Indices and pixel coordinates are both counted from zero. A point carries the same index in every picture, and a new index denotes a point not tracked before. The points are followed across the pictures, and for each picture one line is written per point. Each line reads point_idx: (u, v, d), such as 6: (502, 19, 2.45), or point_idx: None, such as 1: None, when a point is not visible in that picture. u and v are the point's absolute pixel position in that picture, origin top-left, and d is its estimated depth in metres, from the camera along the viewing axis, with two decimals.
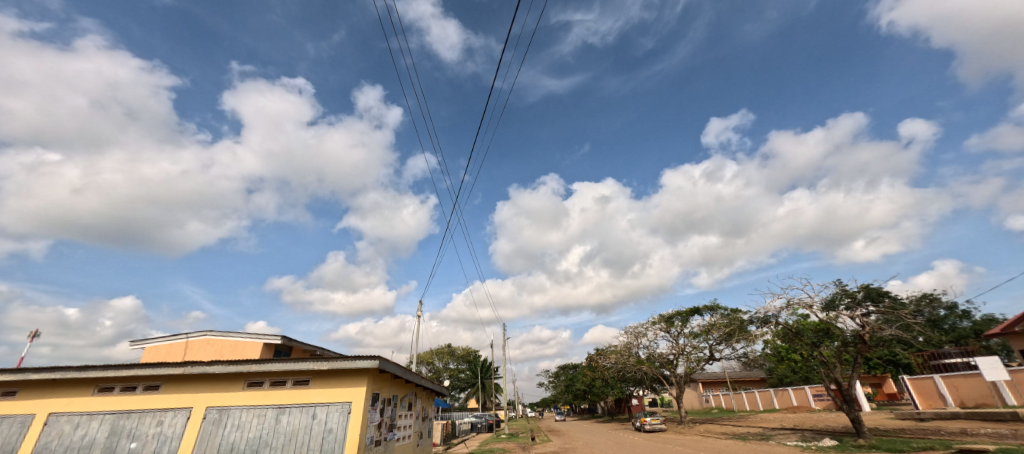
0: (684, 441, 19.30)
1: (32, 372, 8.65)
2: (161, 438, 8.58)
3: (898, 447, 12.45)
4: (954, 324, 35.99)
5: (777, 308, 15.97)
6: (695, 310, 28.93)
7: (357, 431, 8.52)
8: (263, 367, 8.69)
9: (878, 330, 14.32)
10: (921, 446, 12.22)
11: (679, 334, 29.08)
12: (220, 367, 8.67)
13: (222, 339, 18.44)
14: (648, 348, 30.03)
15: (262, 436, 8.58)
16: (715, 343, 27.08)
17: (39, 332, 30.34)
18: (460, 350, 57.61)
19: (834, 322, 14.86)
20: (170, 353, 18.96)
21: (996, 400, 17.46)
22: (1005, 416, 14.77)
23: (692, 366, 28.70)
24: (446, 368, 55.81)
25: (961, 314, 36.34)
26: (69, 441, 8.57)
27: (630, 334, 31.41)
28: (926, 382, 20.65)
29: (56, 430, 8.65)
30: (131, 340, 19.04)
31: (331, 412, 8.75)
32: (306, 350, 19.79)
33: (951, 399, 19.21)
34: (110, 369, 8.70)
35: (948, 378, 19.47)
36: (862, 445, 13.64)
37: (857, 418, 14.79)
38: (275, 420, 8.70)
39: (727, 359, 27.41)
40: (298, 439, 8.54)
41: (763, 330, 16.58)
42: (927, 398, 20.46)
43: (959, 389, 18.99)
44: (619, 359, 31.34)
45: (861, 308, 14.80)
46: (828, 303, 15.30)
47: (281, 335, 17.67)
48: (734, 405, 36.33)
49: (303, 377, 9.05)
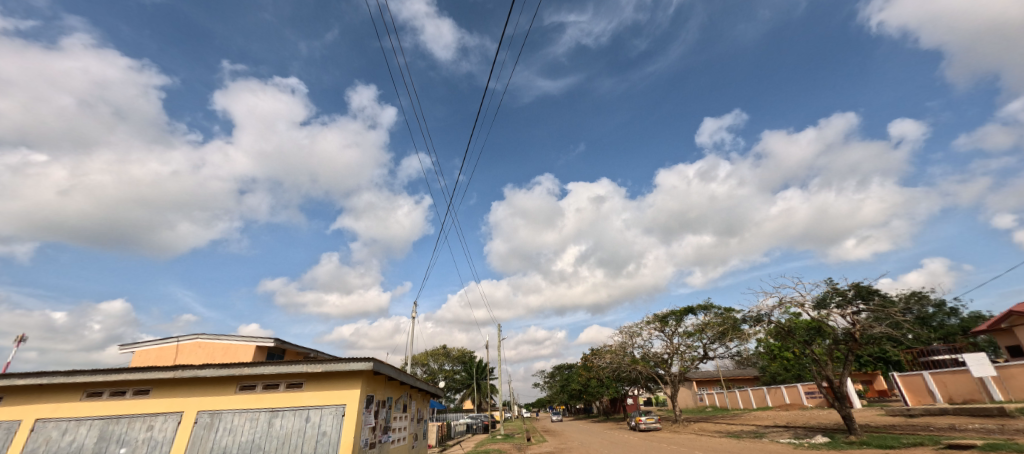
0: (679, 440, 19.36)
1: (18, 377, 8.47)
2: (152, 442, 8.46)
3: (889, 444, 12.60)
4: (942, 321, 36.62)
5: (769, 307, 16.13)
6: (688, 309, 29.09)
7: (351, 434, 8.48)
8: (256, 370, 8.60)
9: (868, 328, 14.48)
10: (911, 442, 12.38)
11: (673, 333, 29.24)
12: (211, 371, 8.56)
13: (214, 342, 18.25)
14: (642, 347, 30.09)
15: (255, 440, 8.49)
16: (709, 342, 27.24)
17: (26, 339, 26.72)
18: (455, 351, 57.48)
19: (825, 320, 14.95)
20: (160, 357, 18.71)
21: (983, 396, 17.73)
22: (992, 411, 15.01)
23: (686, 365, 28.86)
24: (441, 370, 55.65)
25: (949, 311, 37.01)
26: (57, 447, 8.42)
27: (625, 334, 31.47)
28: (916, 379, 20.95)
29: (43, 436, 8.49)
30: (120, 344, 18.79)
31: (325, 414, 8.69)
32: (300, 352, 19.64)
33: (940, 395, 19.52)
34: (98, 374, 8.56)
35: (937, 374, 19.76)
36: (853, 442, 13.80)
37: (848, 415, 14.91)
38: (268, 423, 8.62)
39: (721, 358, 27.57)
40: (291, 442, 8.46)
41: (756, 329, 16.73)
42: (916, 394, 20.78)
43: (947, 385, 19.28)
44: (614, 359, 31.45)
45: (851, 306, 14.95)
46: (819, 301, 15.46)
47: (274, 338, 17.53)
48: (728, 403, 36.74)
49: (297, 379, 8.98)
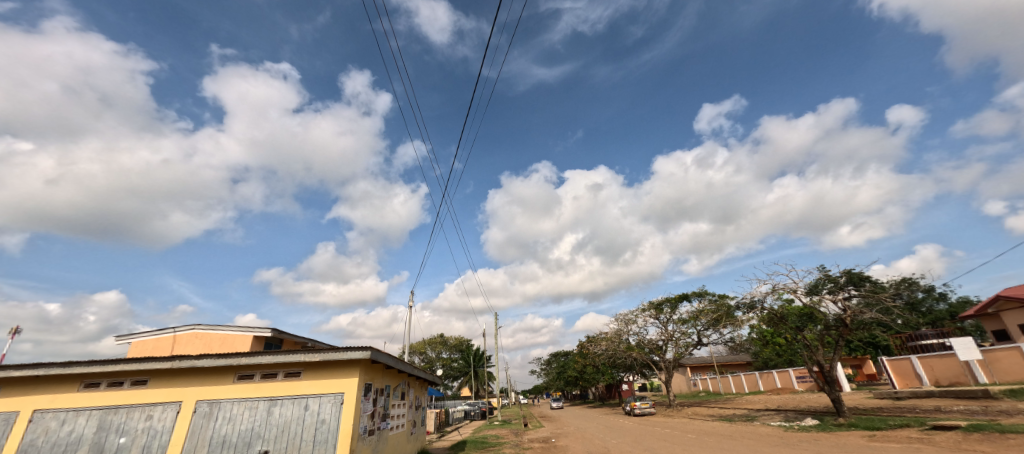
0: (672, 424, 19.81)
1: (14, 369, 8.45)
2: (151, 432, 8.52)
3: (877, 425, 12.95)
4: (931, 307, 37.42)
5: (762, 294, 16.32)
6: (683, 296, 29.40)
7: (350, 421, 8.57)
8: (254, 360, 8.62)
9: (859, 313, 14.71)
10: (897, 423, 12.72)
11: (668, 320, 29.59)
12: (208, 361, 8.57)
13: (210, 332, 18.28)
14: (637, 335, 30.52)
15: (254, 428, 8.57)
16: (703, 329, 27.64)
17: (21, 330, 26.64)
18: (452, 340, 57.99)
19: (817, 306, 15.18)
20: (157, 347, 18.74)
21: (968, 378, 18.10)
22: (976, 393, 15.40)
23: (681, 351, 29.31)
24: (439, 358, 56.29)
25: (938, 296, 37.72)
26: (56, 438, 8.46)
27: (620, 322, 31.84)
28: (904, 363, 21.43)
29: (42, 426, 8.54)
30: (117, 334, 18.83)
31: (324, 403, 8.77)
32: (297, 342, 19.73)
33: (928, 379, 19.95)
34: (94, 365, 8.56)
35: (924, 358, 20.16)
36: (841, 425, 14.10)
37: (838, 399, 15.25)
38: (267, 412, 8.69)
39: (715, 344, 28.01)
40: (291, 430, 8.55)
41: (749, 315, 16.93)
42: (904, 378, 21.28)
43: (934, 369, 19.64)
44: (609, 346, 31.81)
45: (843, 292, 15.14)
46: (812, 287, 15.67)
47: (270, 329, 17.63)
48: (721, 388, 37.43)
49: (296, 368, 9.04)
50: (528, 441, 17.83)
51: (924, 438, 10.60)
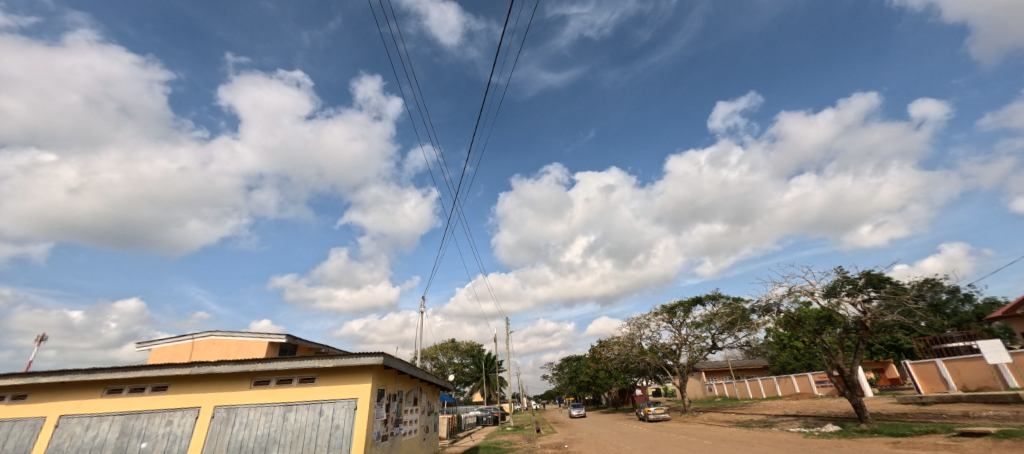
0: (688, 430, 19.47)
1: (41, 375, 8.70)
2: (171, 437, 8.69)
3: (901, 431, 12.55)
4: (956, 308, 36.26)
5: (779, 296, 16.02)
6: (697, 300, 29.01)
7: (363, 426, 8.63)
8: (269, 365, 8.75)
9: (879, 316, 14.33)
10: (923, 429, 12.29)
11: (681, 324, 29.21)
12: (226, 366, 8.73)
13: (227, 339, 18.62)
14: (651, 339, 30.05)
15: (270, 433, 8.69)
16: (718, 333, 27.19)
17: (47, 337, 27.39)
18: (464, 345, 57.64)
19: (835, 309, 14.85)
20: (176, 354, 19.17)
21: (998, 382, 17.41)
22: (1006, 398, 14.84)
23: (695, 355, 28.78)
24: (451, 363, 56.16)
25: (963, 297, 36.59)
26: (81, 442, 8.70)
27: (633, 326, 31.47)
28: (929, 367, 20.81)
29: (68, 431, 8.78)
30: (138, 341, 19.32)
31: (337, 408, 8.85)
32: (311, 347, 19.96)
33: (954, 383, 19.33)
34: (117, 371, 8.79)
35: (950, 362, 19.61)
36: (864, 431, 13.69)
37: (859, 404, 14.78)
38: (282, 417, 8.81)
39: (730, 348, 27.50)
40: (306, 435, 8.64)
41: (765, 318, 16.61)
42: (929, 382, 20.66)
43: (961, 373, 19.09)
44: (622, 350, 31.45)
45: (862, 294, 14.75)
46: (829, 289, 15.33)
47: (286, 334, 17.93)
48: (738, 393, 36.69)
49: (309, 374, 9.14)
50: (541, 447, 17.80)
51: (952, 445, 10.25)
